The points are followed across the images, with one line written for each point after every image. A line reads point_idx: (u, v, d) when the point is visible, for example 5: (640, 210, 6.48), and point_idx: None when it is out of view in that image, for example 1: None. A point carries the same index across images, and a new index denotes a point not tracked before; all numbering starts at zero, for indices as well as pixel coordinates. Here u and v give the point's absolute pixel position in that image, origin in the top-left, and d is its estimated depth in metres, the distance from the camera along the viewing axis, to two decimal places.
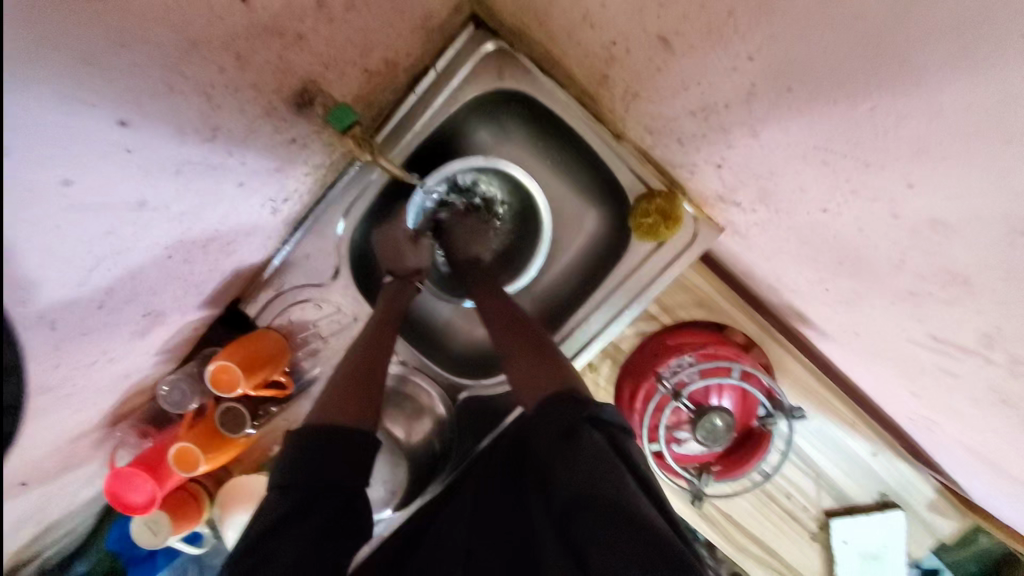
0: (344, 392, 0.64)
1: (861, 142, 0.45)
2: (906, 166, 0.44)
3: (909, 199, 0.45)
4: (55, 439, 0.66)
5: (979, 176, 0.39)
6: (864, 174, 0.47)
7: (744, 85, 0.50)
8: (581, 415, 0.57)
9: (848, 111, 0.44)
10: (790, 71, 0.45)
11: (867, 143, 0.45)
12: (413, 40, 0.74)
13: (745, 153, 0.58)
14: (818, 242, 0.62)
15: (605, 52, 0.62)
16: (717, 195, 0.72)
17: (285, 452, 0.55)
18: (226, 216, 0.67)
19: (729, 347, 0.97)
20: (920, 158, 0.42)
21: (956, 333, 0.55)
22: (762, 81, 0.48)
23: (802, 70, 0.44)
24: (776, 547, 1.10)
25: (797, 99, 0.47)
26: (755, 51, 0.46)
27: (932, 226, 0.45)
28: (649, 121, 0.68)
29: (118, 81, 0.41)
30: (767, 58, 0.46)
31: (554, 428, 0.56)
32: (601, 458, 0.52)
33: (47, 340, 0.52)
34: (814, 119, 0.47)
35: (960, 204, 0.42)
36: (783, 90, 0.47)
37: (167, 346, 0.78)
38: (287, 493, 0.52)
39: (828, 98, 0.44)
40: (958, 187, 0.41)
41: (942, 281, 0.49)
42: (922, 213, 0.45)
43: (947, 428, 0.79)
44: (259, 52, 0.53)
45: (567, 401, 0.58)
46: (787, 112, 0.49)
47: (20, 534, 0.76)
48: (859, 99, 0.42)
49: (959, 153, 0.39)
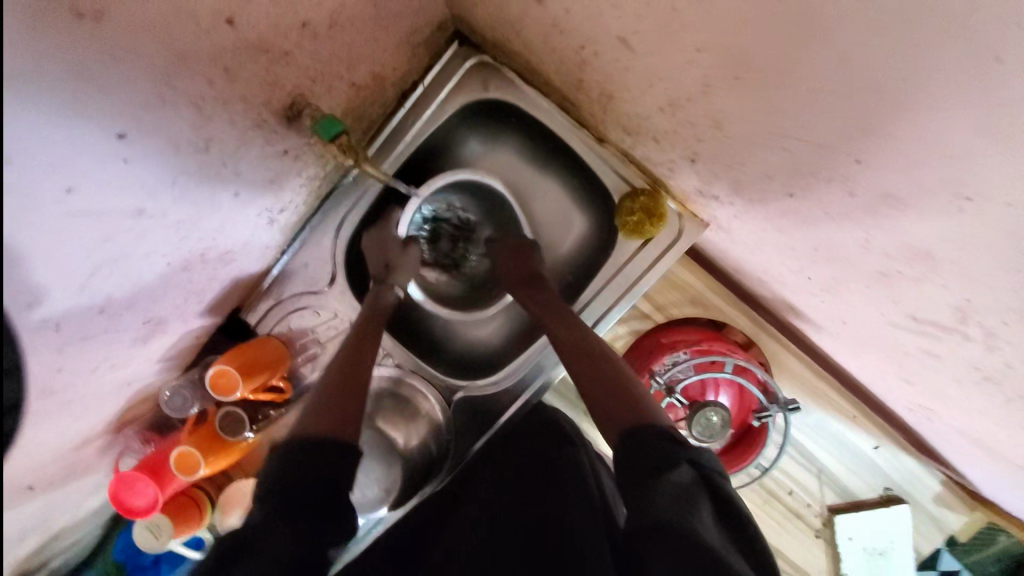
0: (326, 400, 0.65)
1: (810, 124, 0.47)
2: (853, 143, 0.45)
3: (861, 174, 0.47)
4: (60, 443, 0.68)
5: (921, 148, 0.40)
6: (818, 156, 0.49)
7: (700, 79, 0.53)
8: (673, 448, 0.54)
9: (791, 95, 0.46)
10: (737, 62, 0.47)
11: (815, 125, 0.46)
12: (399, 55, 0.78)
13: (714, 145, 0.61)
14: (792, 229, 0.63)
15: (576, 55, 0.65)
16: (696, 190, 0.74)
17: (275, 461, 0.54)
18: (222, 225, 0.70)
19: (722, 342, 0.98)
20: (867, 136, 0.43)
21: (933, 311, 0.57)
22: (714, 73, 0.50)
23: (747, 59, 0.46)
24: (781, 546, 1.09)
25: (747, 86, 0.48)
26: (702, 43, 0.48)
27: (885, 201, 0.47)
28: (625, 121, 0.71)
29: (113, 96, 0.44)
30: (715, 50, 0.48)
31: (639, 459, 0.54)
32: (687, 500, 0.49)
33: (50, 343, 0.55)
34: (767, 106, 0.49)
35: (907, 176, 0.43)
36: (734, 79, 0.49)
37: (169, 354, 0.81)
38: (271, 501, 0.50)
39: (773, 84, 0.46)
40: (902, 160, 0.42)
41: (908, 258, 0.52)
42: (875, 188, 0.47)
43: (942, 413, 0.80)
44: (246, 67, 0.56)
45: (657, 433, 0.56)
46: (741, 100, 0.51)
47: (29, 542, 0.79)
48: (796, 83, 0.44)
49: (894, 127, 0.40)
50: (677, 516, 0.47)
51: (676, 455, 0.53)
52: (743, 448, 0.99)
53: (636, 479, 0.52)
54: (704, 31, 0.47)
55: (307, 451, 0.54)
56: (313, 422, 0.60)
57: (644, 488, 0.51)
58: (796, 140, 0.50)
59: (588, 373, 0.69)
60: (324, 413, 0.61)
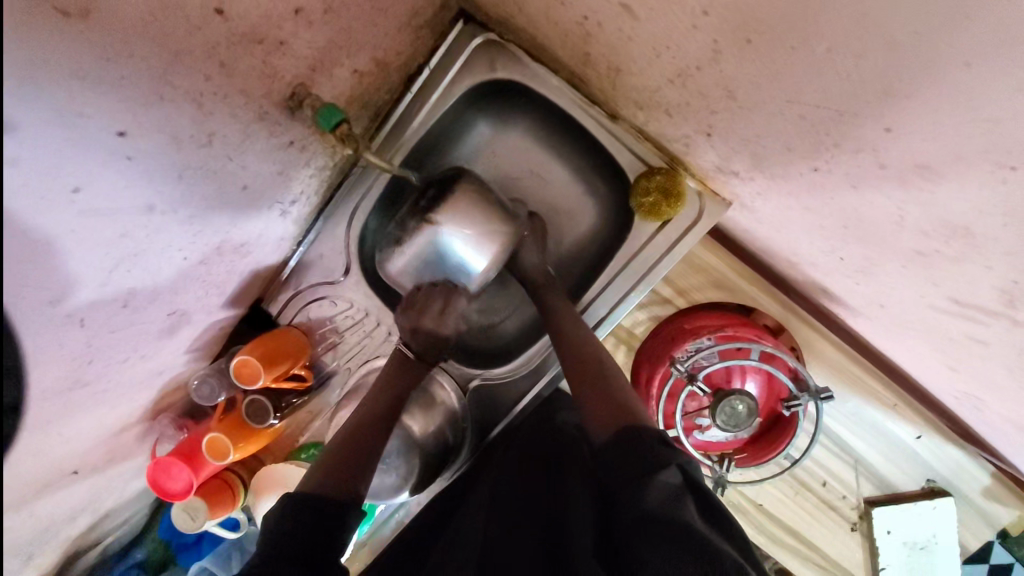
0: (344, 449, 0.71)
1: (830, 90, 0.42)
2: (877, 109, 0.41)
3: (888, 143, 0.43)
4: (98, 431, 0.73)
5: (957, 113, 0.35)
6: (841, 124, 0.45)
7: (709, 45, 0.48)
8: (662, 453, 0.54)
9: (808, 57, 0.41)
10: (747, 24, 0.43)
11: (836, 90, 0.42)
12: (401, 38, 0.76)
13: (729, 117, 0.56)
14: (820, 206, 0.59)
15: (580, 28, 0.61)
16: (715, 167, 0.69)
17: (281, 512, 0.58)
18: (236, 219, 0.71)
19: (750, 327, 0.93)
20: (889, 100, 0.39)
21: (977, 295, 0.52)
22: (723, 38, 0.46)
23: (757, 21, 0.42)
24: (814, 540, 1.04)
25: (758, 50, 0.44)
26: (709, 5, 0.44)
27: (917, 172, 0.43)
28: (636, 96, 0.67)
29: (111, 94, 0.45)
30: (722, 12, 0.44)
31: (629, 463, 0.54)
32: (671, 503, 0.49)
33: (78, 337, 0.58)
34: (782, 72, 0.45)
35: (938, 144, 0.39)
36: (744, 42, 0.45)
37: (197, 344, 0.84)
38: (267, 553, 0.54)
39: (786, 47, 0.42)
40: (935, 127, 0.38)
41: (945, 236, 0.47)
42: (905, 158, 0.43)
43: (992, 402, 0.74)
44: (242, 59, 0.56)
45: (644, 437, 0.56)
46: (754, 67, 0.47)
47: (79, 520, 0.85)
48: (813, 43, 0.39)
49: (924, 92, 0.36)
50: (664, 511, 0.48)
51: (665, 460, 0.53)
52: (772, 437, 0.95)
53: (623, 483, 0.53)
54: None
55: (308, 502, 0.59)
56: (326, 474, 0.66)
57: (628, 492, 0.52)
58: (817, 107, 0.45)
59: (597, 398, 0.67)
60: (337, 468, 0.67)
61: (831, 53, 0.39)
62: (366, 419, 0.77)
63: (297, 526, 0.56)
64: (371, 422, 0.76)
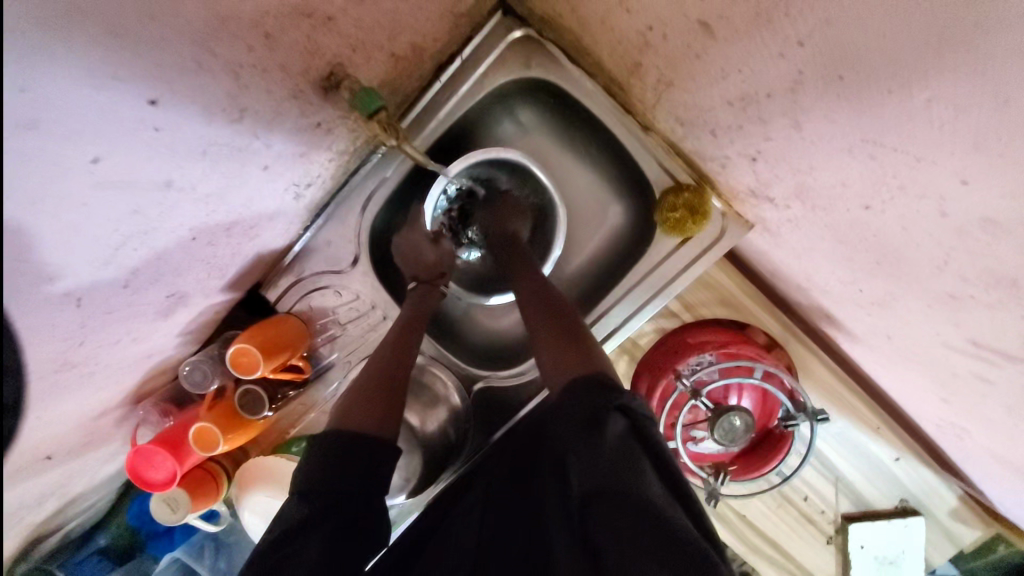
0: (370, 390, 0.67)
1: (913, 134, 0.46)
2: (960, 160, 0.45)
3: (960, 194, 0.47)
4: (79, 415, 0.67)
5: None
6: (912, 168, 0.49)
7: (791, 72, 0.52)
8: (603, 397, 0.57)
9: (903, 100, 0.45)
10: (841, 59, 0.47)
11: (919, 135, 0.46)
12: (441, 25, 0.72)
13: (785, 145, 0.61)
14: (856, 240, 0.64)
15: (640, 37, 0.66)
16: (750, 189, 0.74)
17: (314, 455, 0.57)
18: (250, 200, 0.67)
19: (751, 345, 0.94)
20: (979, 152, 0.43)
21: (996, 338, 0.57)
22: (809, 68, 0.50)
23: (852, 58, 0.46)
24: (792, 551, 1.08)
25: (847, 86, 0.49)
26: (804, 36, 0.48)
27: (982, 224, 0.47)
28: (681, 111, 0.72)
29: (149, 58, 0.43)
30: (817, 43, 0.48)
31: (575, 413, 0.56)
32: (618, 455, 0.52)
33: (73, 317, 0.53)
34: (863, 111, 0.49)
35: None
36: (834, 78, 0.49)
37: (190, 328, 0.79)
38: (304, 499, 0.54)
39: (878, 85, 0.46)
40: (1020, 167, 0.40)
41: (987, 285, 0.52)
42: (971, 211, 0.47)
43: (977, 435, 0.78)
44: (287, 32, 0.55)
45: (596, 386, 0.58)
46: (835, 98, 0.51)
47: (44, 506, 0.78)
48: (915, 87, 0.43)
49: (1018, 148, 0.39)
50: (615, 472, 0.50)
51: (606, 407, 0.56)
52: (765, 451, 0.96)
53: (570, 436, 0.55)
54: (808, 20, 0.47)
55: (338, 448, 0.57)
56: (351, 411, 0.63)
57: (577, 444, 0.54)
58: (893, 149, 0.49)
59: (552, 347, 0.67)
60: (365, 402, 0.65)
61: (927, 101, 0.43)
62: (395, 361, 0.72)
63: (326, 474, 0.55)
64: (393, 369, 0.70)
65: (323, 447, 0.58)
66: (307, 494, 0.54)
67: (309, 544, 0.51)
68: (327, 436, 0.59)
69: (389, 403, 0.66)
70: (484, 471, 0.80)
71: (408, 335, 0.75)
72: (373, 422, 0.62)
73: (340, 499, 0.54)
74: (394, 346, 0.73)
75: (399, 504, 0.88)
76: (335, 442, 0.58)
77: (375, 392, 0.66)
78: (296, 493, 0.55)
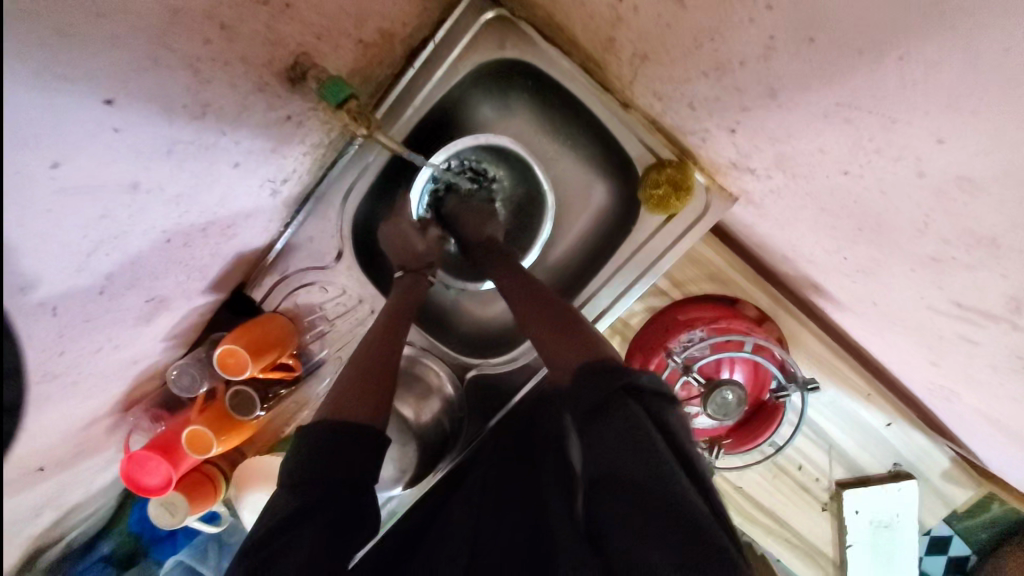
0: (360, 381, 0.66)
1: (885, 97, 0.46)
2: (936, 122, 0.44)
3: (936, 154, 0.47)
4: (68, 426, 0.66)
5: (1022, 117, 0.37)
6: (888, 132, 0.49)
7: (763, 40, 0.52)
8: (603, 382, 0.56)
9: (874, 63, 0.44)
10: (812, 23, 0.46)
11: (890, 98, 0.46)
12: (409, 8, 0.71)
13: (762, 114, 0.61)
14: (837, 208, 0.64)
15: (611, 11, 0.64)
16: (730, 162, 0.74)
17: (306, 448, 0.56)
18: (224, 199, 0.66)
19: (741, 320, 0.93)
20: (952, 112, 0.42)
21: (978, 299, 0.57)
22: (782, 35, 0.49)
23: (823, 21, 0.45)
24: (788, 518, 1.10)
25: (818, 50, 0.48)
26: (773, 1, 0.47)
27: (958, 184, 0.47)
28: (658, 86, 0.71)
29: (100, 56, 0.42)
30: (787, 9, 0.47)
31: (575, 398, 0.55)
32: (619, 441, 0.51)
33: (50, 328, 0.52)
34: (836, 75, 0.48)
35: (1001, 141, 0.40)
36: (806, 42, 0.48)
37: (175, 331, 0.78)
38: (296, 491, 0.53)
39: (850, 47, 0.45)
40: (993, 127, 0.40)
41: (967, 245, 0.52)
42: (947, 171, 0.47)
43: (965, 397, 0.79)
44: (245, 21, 0.53)
45: (593, 373, 0.57)
46: (808, 63, 0.50)
47: (41, 517, 0.78)
48: (886, 50, 0.42)
49: (991, 107, 0.39)
50: (618, 459, 0.49)
51: (605, 393, 0.54)
52: (758, 423, 0.97)
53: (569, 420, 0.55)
54: None
55: (332, 438, 0.57)
56: (341, 403, 0.63)
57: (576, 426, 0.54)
58: (868, 113, 0.49)
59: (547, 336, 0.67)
60: (355, 394, 0.64)
61: (897, 62, 0.43)
62: (385, 351, 0.71)
63: (320, 466, 0.55)
64: (384, 359, 0.70)
65: (317, 436, 0.57)
66: (301, 488, 0.53)
67: (304, 537, 0.51)
68: (320, 428, 0.58)
69: (379, 390, 0.66)
70: (482, 459, 0.81)
71: (397, 324, 0.75)
72: (366, 412, 0.62)
73: (336, 491, 0.54)
74: (383, 343, 0.72)
75: (398, 495, 0.88)
76: (329, 436, 0.57)
77: (366, 384, 0.66)
78: (288, 486, 0.54)
